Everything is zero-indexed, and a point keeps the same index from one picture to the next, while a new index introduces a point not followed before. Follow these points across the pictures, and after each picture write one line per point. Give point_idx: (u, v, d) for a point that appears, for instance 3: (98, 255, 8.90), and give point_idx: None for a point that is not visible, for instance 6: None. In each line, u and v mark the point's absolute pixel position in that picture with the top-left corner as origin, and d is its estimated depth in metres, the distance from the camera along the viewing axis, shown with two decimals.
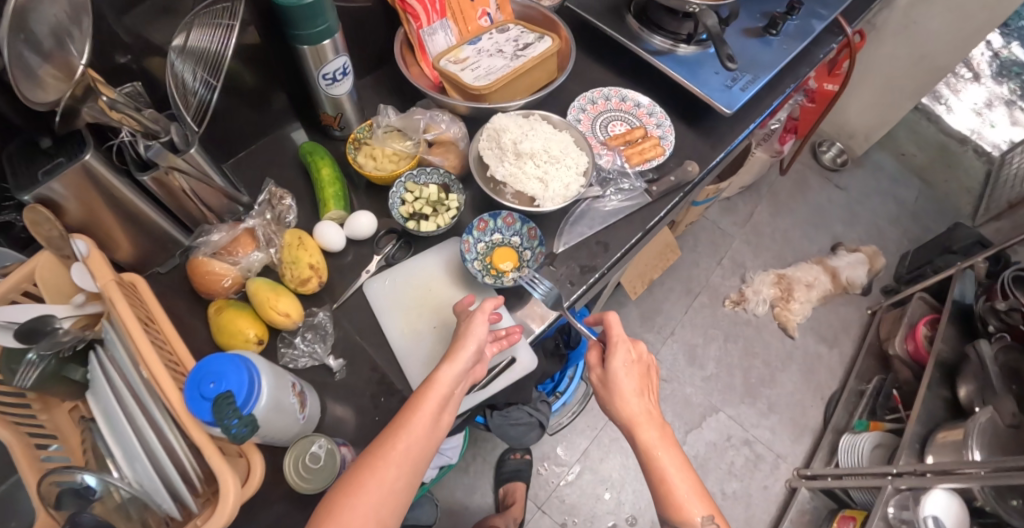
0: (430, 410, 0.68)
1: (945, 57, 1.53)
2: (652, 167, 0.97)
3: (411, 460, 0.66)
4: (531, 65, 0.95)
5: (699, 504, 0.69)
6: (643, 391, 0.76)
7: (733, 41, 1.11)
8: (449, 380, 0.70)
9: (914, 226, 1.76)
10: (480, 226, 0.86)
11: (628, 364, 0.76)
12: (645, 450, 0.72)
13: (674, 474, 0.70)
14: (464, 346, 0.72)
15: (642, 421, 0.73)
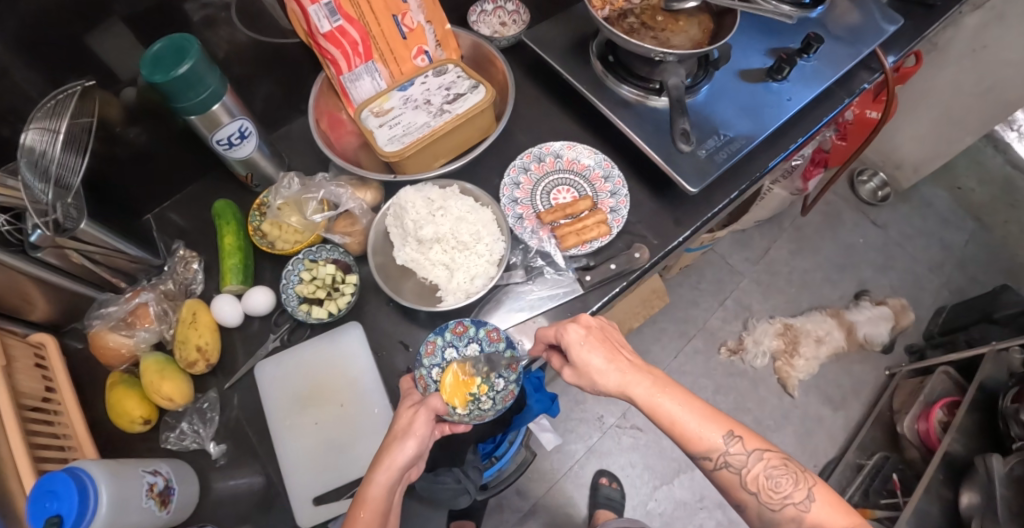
0: (371, 517, 0.62)
1: (1018, 90, 1.34)
2: (594, 249, 0.83)
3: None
4: (453, 125, 0.82)
5: (721, 420, 0.66)
6: (618, 362, 0.69)
7: (726, 87, 0.94)
8: (383, 486, 0.64)
9: (960, 276, 1.56)
10: (457, 329, 0.78)
11: (587, 344, 0.70)
12: (661, 419, 0.66)
13: (685, 417, 0.66)
14: (397, 453, 0.65)
15: (653, 385, 0.67)
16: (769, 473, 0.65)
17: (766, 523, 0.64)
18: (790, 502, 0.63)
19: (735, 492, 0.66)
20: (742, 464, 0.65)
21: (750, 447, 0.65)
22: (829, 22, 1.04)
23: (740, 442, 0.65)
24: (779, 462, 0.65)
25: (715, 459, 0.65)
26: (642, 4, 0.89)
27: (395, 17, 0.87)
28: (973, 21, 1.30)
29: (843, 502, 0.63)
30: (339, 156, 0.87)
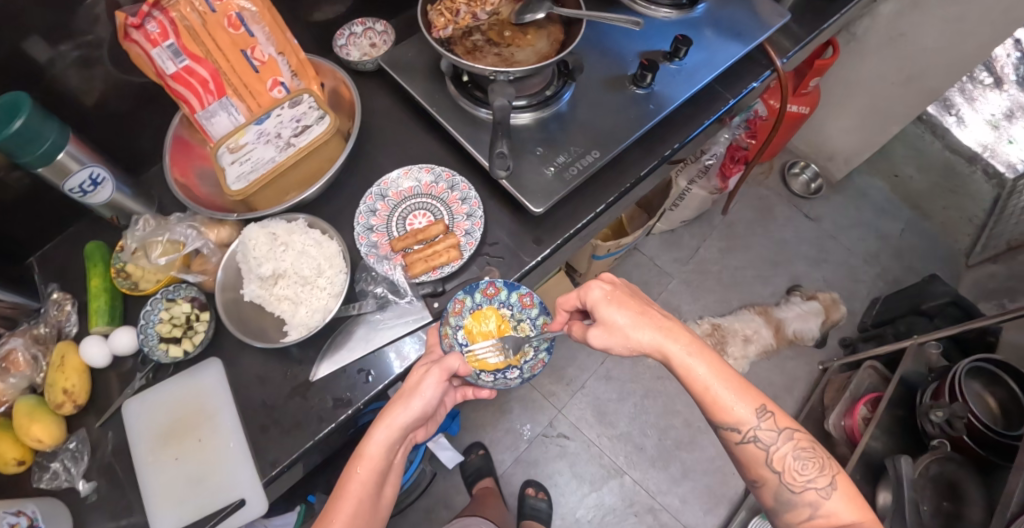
0: (366, 473, 0.69)
1: (936, 78, 1.36)
2: (445, 274, 0.82)
3: (364, 510, 0.68)
4: (296, 159, 0.84)
5: (753, 394, 0.71)
6: (648, 320, 0.73)
7: (587, 98, 0.91)
8: (382, 445, 0.70)
9: (897, 266, 1.61)
10: (488, 291, 0.83)
11: (615, 305, 0.74)
12: (694, 383, 0.70)
13: (717, 382, 0.70)
14: (415, 393, 0.72)
15: (666, 352, 0.71)
16: (795, 453, 0.70)
17: (781, 499, 0.70)
18: (812, 485, 0.69)
19: (756, 466, 0.71)
20: (770, 439, 0.70)
21: (780, 424, 0.70)
22: (707, 18, 1.02)
23: (770, 418, 0.70)
24: (808, 444, 0.70)
25: (743, 431, 0.70)
26: (489, 19, 0.86)
27: (244, 52, 0.88)
28: (887, 11, 1.33)
29: (860, 494, 0.68)
30: (190, 199, 0.85)
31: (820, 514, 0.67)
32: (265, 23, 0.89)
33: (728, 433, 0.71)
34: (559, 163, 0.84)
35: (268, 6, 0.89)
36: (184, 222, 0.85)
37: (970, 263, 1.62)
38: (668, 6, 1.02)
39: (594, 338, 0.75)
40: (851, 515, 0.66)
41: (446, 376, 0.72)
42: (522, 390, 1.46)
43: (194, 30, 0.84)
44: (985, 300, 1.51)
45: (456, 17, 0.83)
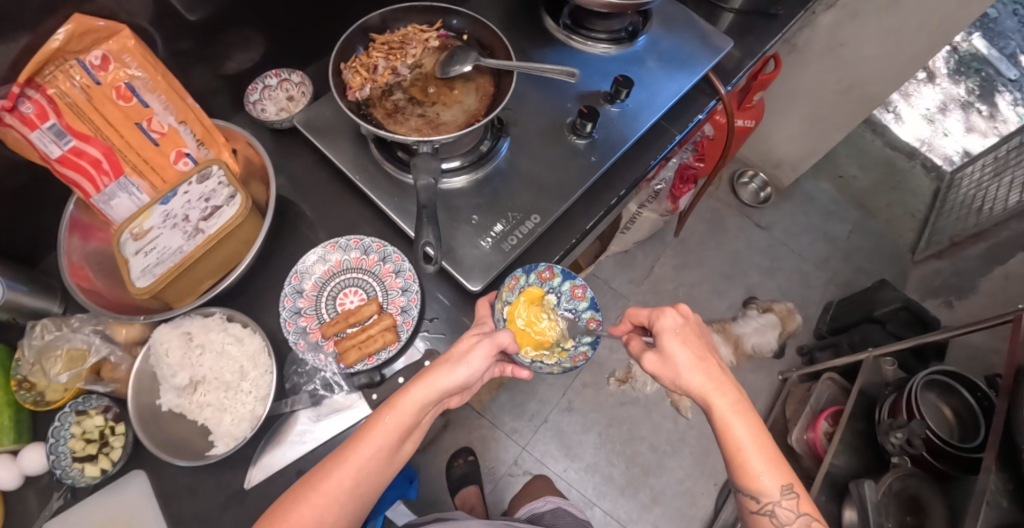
0: (392, 425, 0.65)
1: (878, 86, 1.37)
2: (383, 360, 0.76)
3: (380, 462, 0.65)
4: (205, 249, 0.75)
5: (785, 470, 0.67)
6: (706, 363, 0.70)
7: (525, 150, 0.85)
8: (417, 405, 0.66)
9: (846, 268, 1.65)
10: (544, 274, 0.83)
11: (680, 336, 0.72)
12: (729, 441, 0.67)
13: (753, 451, 0.66)
14: (440, 377, 0.67)
15: (710, 391, 0.69)
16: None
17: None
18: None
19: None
20: (786, 519, 0.67)
21: (801, 509, 0.67)
22: (650, 48, 0.98)
23: (793, 500, 0.66)
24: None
25: (763, 502, 0.67)
26: (411, 74, 0.78)
27: (140, 125, 0.79)
28: (827, 20, 1.33)
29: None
30: (89, 295, 0.76)
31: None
32: (160, 90, 0.79)
33: (747, 498, 0.68)
34: (496, 233, 0.78)
35: (161, 71, 0.79)
36: (89, 328, 0.78)
37: (916, 259, 1.67)
38: (606, 41, 0.97)
39: (647, 363, 0.74)
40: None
41: (496, 350, 0.69)
42: (483, 430, 1.43)
43: (78, 107, 0.74)
44: (930, 297, 1.55)
45: (374, 73, 0.76)
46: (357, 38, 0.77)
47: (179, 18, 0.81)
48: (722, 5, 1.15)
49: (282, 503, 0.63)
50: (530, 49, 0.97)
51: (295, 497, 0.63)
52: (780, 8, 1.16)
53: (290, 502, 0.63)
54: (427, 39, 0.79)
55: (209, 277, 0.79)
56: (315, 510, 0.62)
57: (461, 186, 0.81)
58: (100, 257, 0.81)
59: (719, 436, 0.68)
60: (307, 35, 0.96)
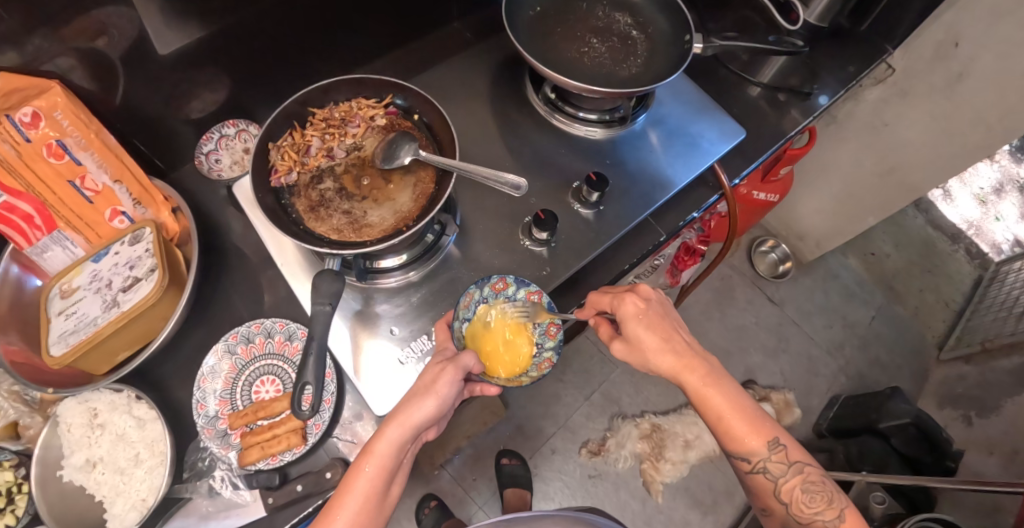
0: (375, 473, 0.61)
1: (920, 174, 1.23)
2: (285, 462, 0.72)
3: (371, 511, 0.61)
4: (115, 327, 0.72)
5: (763, 429, 0.67)
6: (671, 345, 0.67)
7: (478, 243, 0.77)
8: (394, 446, 0.62)
9: (861, 358, 1.52)
10: (498, 285, 0.74)
11: (642, 321, 0.68)
12: (709, 413, 0.66)
13: (732, 419, 0.66)
14: (412, 408, 0.62)
15: (681, 370, 0.66)
16: (805, 486, 0.68)
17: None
18: (821, 518, 0.66)
19: (764, 495, 0.70)
20: (780, 472, 0.68)
21: (792, 458, 0.68)
22: (655, 125, 0.87)
23: (782, 452, 0.68)
24: (818, 480, 0.68)
25: (755, 461, 0.68)
26: (347, 157, 0.72)
27: (73, 183, 0.76)
28: (874, 95, 1.20)
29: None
30: (9, 361, 0.73)
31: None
32: (94, 149, 0.76)
33: (739, 462, 0.69)
34: (416, 350, 0.71)
35: (96, 129, 0.76)
36: (3, 388, 0.77)
37: (941, 357, 1.52)
38: (594, 122, 0.85)
39: (615, 351, 0.71)
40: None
41: (461, 374, 0.65)
42: (440, 484, 1.36)
43: (8, 164, 0.71)
44: (948, 406, 1.40)
45: (304, 157, 0.70)
46: (293, 112, 0.71)
47: (128, 65, 0.75)
48: (749, 76, 1.00)
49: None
50: (508, 115, 0.87)
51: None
52: (814, 82, 1.02)
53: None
54: (372, 116, 0.73)
55: (125, 348, 0.76)
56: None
57: (394, 286, 0.74)
58: (25, 314, 0.78)
59: (698, 411, 0.67)
60: (275, 81, 0.91)
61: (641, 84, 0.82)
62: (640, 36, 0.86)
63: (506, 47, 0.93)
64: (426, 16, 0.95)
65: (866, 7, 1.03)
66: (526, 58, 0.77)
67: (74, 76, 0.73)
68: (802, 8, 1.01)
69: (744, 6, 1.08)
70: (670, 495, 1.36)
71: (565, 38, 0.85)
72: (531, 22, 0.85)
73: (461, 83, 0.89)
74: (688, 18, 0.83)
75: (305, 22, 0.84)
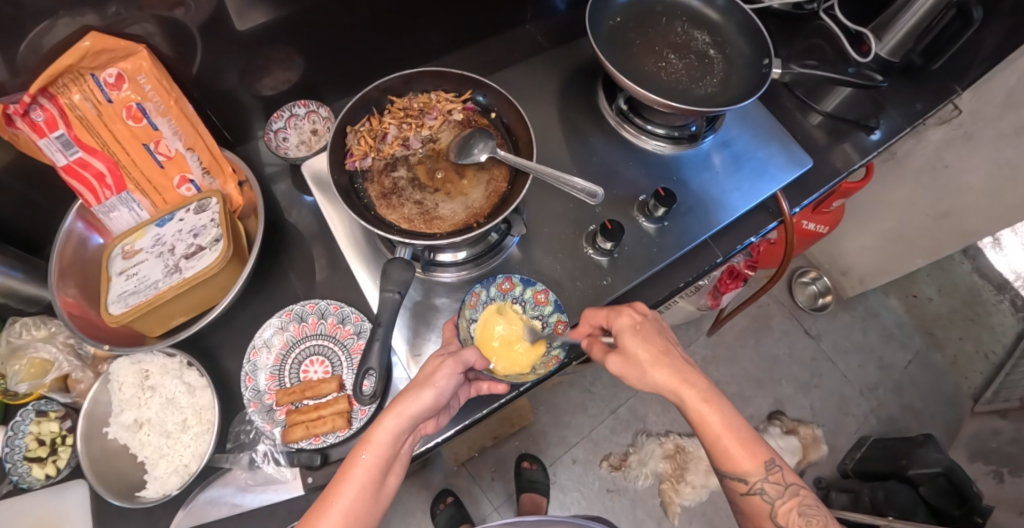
0: (372, 460, 0.60)
1: (976, 220, 1.21)
2: (327, 444, 0.73)
3: (367, 499, 0.59)
4: (176, 292, 0.73)
5: (758, 450, 0.64)
6: (667, 360, 0.64)
7: (540, 246, 0.77)
8: (391, 436, 0.60)
9: (893, 402, 1.50)
10: (504, 285, 0.74)
11: (638, 334, 0.66)
12: (705, 431, 0.62)
13: (729, 436, 0.62)
14: (411, 398, 0.61)
15: (676, 381, 0.63)
16: (801, 509, 0.64)
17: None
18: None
19: (759, 519, 0.65)
20: (777, 494, 0.64)
21: (789, 480, 0.64)
22: (725, 144, 0.86)
23: (778, 473, 0.64)
24: (812, 503, 0.65)
25: (751, 482, 0.64)
26: (422, 148, 0.75)
27: (147, 146, 0.77)
28: (937, 136, 1.17)
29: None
30: (67, 312, 0.74)
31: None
32: (171, 115, 0.77)
33: (734, 483, 0.64)
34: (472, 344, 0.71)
35: (176, 96, 0.77)
36: (59, 340, 0.79)
37: (975, 409, 1.50)
38: (662, 137, 0.84)
39: (611, 366, 0.66)
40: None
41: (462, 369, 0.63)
42: (460, 481, 1.36)
43: (88, 121, 0.73)
44: (978, 460, 1.38)
45: (381, 143, 0.73)
46: (373, 98, 0.74)
47: (205, 36, 0.75)
48: (813, 104, 0.99)
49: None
50: (579, 122, 0.86)
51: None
52: (881, 117, 1.00)
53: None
54: (450, 110, 0.75)
55: (181, 314, 0.77)
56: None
57: (450, 282, 0.75)
58: (84, 270, 0.80)
59: (693, 430, 0.64)
60: (349, 65, 0.92)
61: (716, 103, 0.81)
62: (717, 56, 0.85)
63: (581, 53, 0.92)
64: (505, 17, 0.97)
65: (940, 46, 0.99)
66: (606, 66, 0.77)
67: (154, 42, 0.74)
68: (875, 40, 1.00)
69: (815, 34, 1.06)
70: (687, 518, 1.35)
71: (643, 51, 0.85)
72: (612, 32, 0.85)
73: (534, 85, 0.88)
74: (768, 41, 0.82)
75: (384, 10, 0.85)
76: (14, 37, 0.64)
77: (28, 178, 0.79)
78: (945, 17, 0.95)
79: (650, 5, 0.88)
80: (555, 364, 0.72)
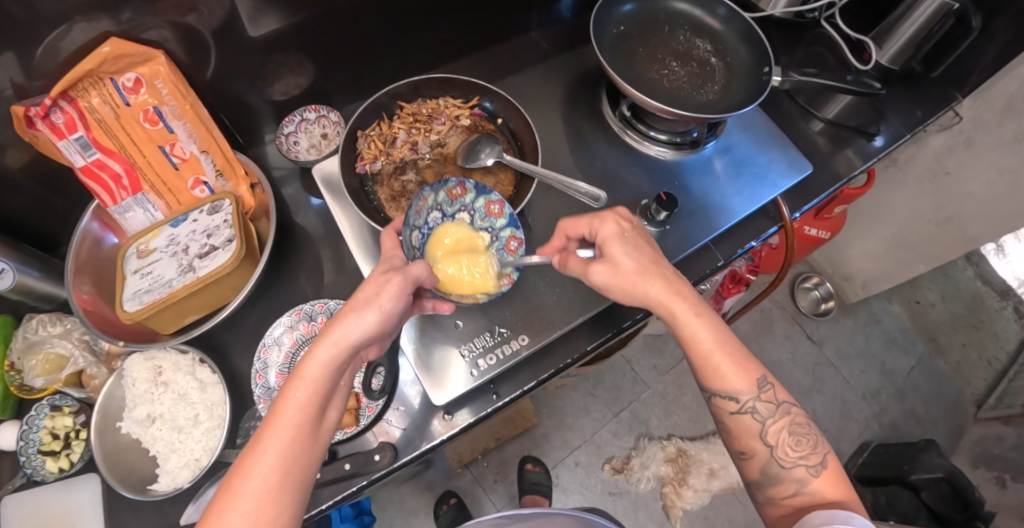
0: (304, 397, 0.57)
1: (977, 226, 1.22)
2: (335, 440, 0.74)
3: (305, 438, 0.57)
4: (190, 291, 0.75)
5: (749, 367, 0.65)
6: (657, 271, 0.66)
7: (544, 250, 0.78)
8: (326, 368, 0.58)
9: (896, 408, 1.50)
10: (455, 191, 0.73)
11: (625, 241, 0.67)
12: (695, 346, 0.65)
13: (720, 353, 0.65)
14: (347, 328, 0.58)
15: (668, 297, 0.65)
16: (791, 429, 0.65)
17: (766, 475, 0.64)
18: (802, 463, 0.64)
19: (748, 439, 0.66)
20: (768, 414, 0.65)
21: (780, 399, 0.66)
22: (728, 149, 0.88)
23: (769, 391, 0.65)
24: (803, 422, 0.65)
25: (741, 401, 0.65)
26: (430, 153, 0.77)
27: (163, 149, 0.80)
28: (938, 143, 1.18)
29: (846, 479, 0.63)
30: (83, 309, 0.77)
31: (806, 491, 0.62)
32: (187, 119, 0.79)
33: (724, 402, 0.65)
34: (477, 347, 0.73)
35: (191, 100, 0.79)
36: (75, 336, 0.81)
37: (978, 415, 1.51)
38: (664, 143, 0.86)
39: (595, 275, 0.66)
40: (833, 497, 0.61)
41: (410, 285, 0.62)
42: (463, 483, 1.37)
43: (106, 124, 0.75)
44: (981, 466, 1.42)
45: (390, 147, 0.76)
46: (383, 104, 0.76)
47: (218, 41, 0.78)
48: (814, 111, 1.01)
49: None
50: (583, 128, 0.88)
51: (214, 511, 0.52)
52: (881, 124, 1.01)
53: (208, 520, 0.52)
54: (457, 116, 0.78)
55: (194, 312, 0.79)
56: (247, 517, 0.52)
57: (455, 283, 0.76)
58: (100, 269, 0.82)
59: (683, 346, 0.66)
60: (359, 70, 0.94)
61: (717, 110, 0.83)
62: (719, 63, 0.87)
63: (585, 61, 0.94)
64: (513, 24, 1.00)
65: (940, 52, 1.01)
66: (609, 73, 0.79)
67: (169, 47, 0.76)
68: (874, 49, 1.04)
69: (816, 42, 1.08)
70: (688, 522, 1.35)
71: (646, 59, 0.87)
72: (615, 40, 0.87)
73: (540, 92, 0.90)
74: (768, 49, 0.84)
75: (394, 18, 0.88)
76: (33, 41, 0.67)
77: (46, 179, 0.82)
78: (947, 24, 0.96)
79: (653, 13, 0.90)
80: (507, 283, 0.72)
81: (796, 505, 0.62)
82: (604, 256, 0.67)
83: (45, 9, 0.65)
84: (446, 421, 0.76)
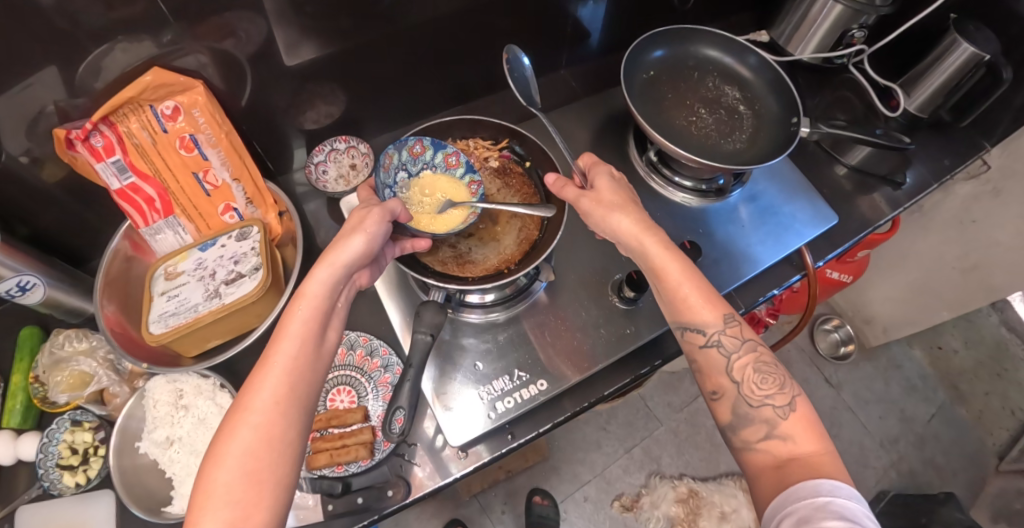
0: (308, 313, 0.58)
1: (1004, 275, 1.19)
2: (349, 472, 0.74)
3: (310, 355, 0.56)
4: (215, 316, 0.76)
5: (716, 302, 0.64)
6: (631, 209, 0.68)
7: (565, 294, 0.79)
8: (326, 286, 0.60)
9: (915, 456, 1.47)
10: (415, 149, 0.76)
11: (613, 182, 0.70)
12: (662, 276, 0.65)
13: (688, 284, 0.64)
14: (343, 247, 0.61)
15: (638, 230, 0.66)
16: (756, 366, 0.63)
17: (736, 414, 0.61)
18: (769, 402, 0.60)
19: (714, 374, 0.64)
20: (733, 348, 0.63)
21: (745, 335, 0.64)
22: (754, 197, 0.88)
23: (736, 327, 0.64)
24: (770, 361, 0.63)
25: (708, 334, 0.63)
26: None
27: (196, 175, 0.81)
28: (965, 190, 1.17)
29: (818, 425, 0.59)
30: (109, 328, 0.78)
31: (776, 434, 0.58)
32: (221, 147, 0.81)
33: (692, 335, 0.64)
34: (495, 390, 0.72)
35: (226, 129, 0.81)
36: (99, 355, 0.82)
37: (999, 468, 1.48)
38: (689, 189, 0.86)
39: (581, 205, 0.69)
40: (805, 447, 0.56)
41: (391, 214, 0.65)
42: (470, 512, 1.36)
43: (143, 148, 0.77)
44: (1002, 521, 1.40)
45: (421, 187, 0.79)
46: None
47: (254, 67, 0.78)
48: (838, 156, 1.00)
49: (212, 450, 0.50)
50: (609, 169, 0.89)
51: (223, 431, 0.51)
52: (909, 172, 1.00)
53: (219, 440, 0.50)
54: (486, 157, 0.80)
55: (216, 337, 0.80)
56: (258, 430, 0.51)
57: (477, 322, 0.77)
58: (126, 288, 0.83)
59: (651, 279, 0.66)
60: (392, 103, 0.96)
61: (744, 159, 0.83)
62: (747, 111, 0.87)
63: (613, 101, 0.95)
64: (542, 62, 1.02)
65: (970, 103, 1.01)
66: (638, 119, 0.79)
67: (207, 74, 0.77)
68: (903, 95, 1.01)
69: (843, 87, 1.08)
70: None
71: (675, 105, 0.87)
72: (644, 84, 0.88)
73: (568, 131, 0.91)
74: (797, 100, 0.84)
75: (430, 55, 0.90)
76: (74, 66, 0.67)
77: (80, 196, 0.83)
78: (976, 75, 0.95)
79: (682, 59, 0.90)
80: (474, 218, 0.74)
81: (772, 454, 0.57)
82: (591, 191, 0.70)
83: (87, 33, 0.65)
84: (464, 457, 0.75)
